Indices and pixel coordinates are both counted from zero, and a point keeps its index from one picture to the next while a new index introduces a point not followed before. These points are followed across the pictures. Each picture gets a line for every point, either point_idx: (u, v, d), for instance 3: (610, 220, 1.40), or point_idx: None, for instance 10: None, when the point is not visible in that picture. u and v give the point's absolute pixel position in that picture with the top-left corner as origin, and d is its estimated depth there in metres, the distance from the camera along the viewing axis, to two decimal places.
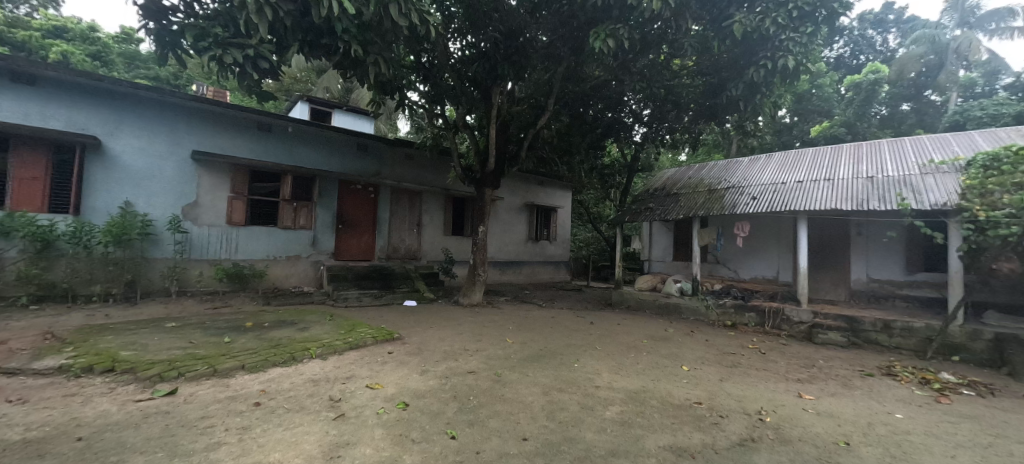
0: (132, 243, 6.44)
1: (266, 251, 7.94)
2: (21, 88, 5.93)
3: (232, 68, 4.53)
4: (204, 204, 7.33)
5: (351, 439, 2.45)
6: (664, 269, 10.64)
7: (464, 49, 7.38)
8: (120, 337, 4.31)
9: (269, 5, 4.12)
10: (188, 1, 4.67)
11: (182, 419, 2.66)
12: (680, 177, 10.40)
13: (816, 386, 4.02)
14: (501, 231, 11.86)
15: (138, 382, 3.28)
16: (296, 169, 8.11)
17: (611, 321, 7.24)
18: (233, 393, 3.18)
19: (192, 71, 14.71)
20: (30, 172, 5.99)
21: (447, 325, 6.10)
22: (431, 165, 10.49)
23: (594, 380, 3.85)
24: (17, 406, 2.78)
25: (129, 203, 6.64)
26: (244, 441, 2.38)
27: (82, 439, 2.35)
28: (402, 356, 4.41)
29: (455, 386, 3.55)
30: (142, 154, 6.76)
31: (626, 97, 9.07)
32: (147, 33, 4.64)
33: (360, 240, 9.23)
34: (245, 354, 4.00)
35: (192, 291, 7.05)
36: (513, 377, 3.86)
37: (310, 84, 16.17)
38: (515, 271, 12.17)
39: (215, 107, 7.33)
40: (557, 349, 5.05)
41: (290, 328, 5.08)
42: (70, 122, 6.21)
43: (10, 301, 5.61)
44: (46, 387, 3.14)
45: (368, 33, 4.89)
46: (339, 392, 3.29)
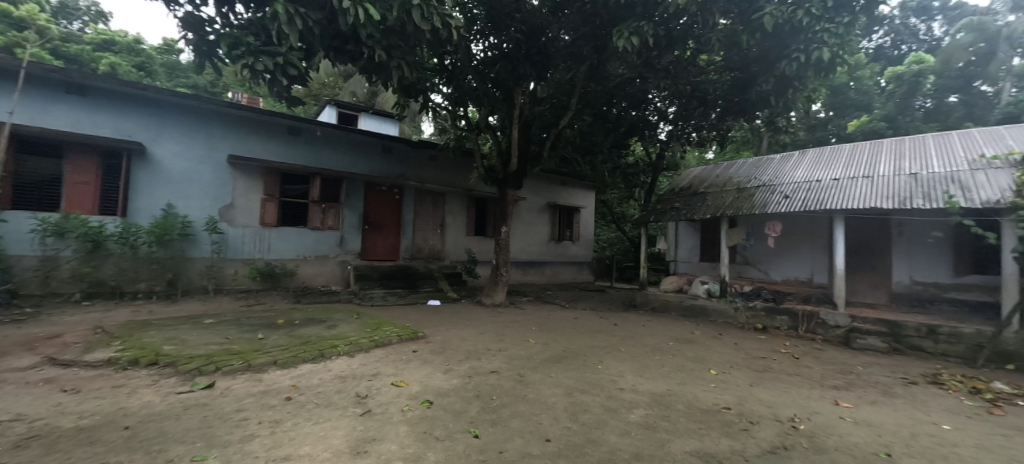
0: (173, 243, 6.78)
1: (296, 251, 8.22)
2: (74, 99, 6.34)
3: (264, 75, 4.72)
4: (239, 206, 7.65)
5: (377, 436, 2.50)
6: (691, 270, 10.38)
7: (486, 51, 7.40)
8: (162, 332, 4.55)
9: (298, 15, 4.30)
10: (224, 12, 4.90)
11: (218, 412, 2.78)
12: (707, 176, 10.13)
13: (854, 394, 3.83)
14: (523, 231, 11.86)
15: (179, 375, 3.45)
16: (325, 172, 8.35)
17: (635, 322, 7.12)
18: (266, 387, 3.30)
19: (229, 79, 15.44)
20: (82, 177, 6.41)
21: (469, 324, 6.15)
22: (454, 166, 10.61)
23: (618, 382, 3.79)
24: (71, 396, 2.98)
25: (171, 205, 7.00)
26: (276, 434, 2.47)
27: (128, 428, 2.49)
28: (426, 355, 4.48)
29: (477, 385, 3.56)
30: (182, 159, 7.12)
31: (652, 95, 8.91)
32: (187, 44, 4.88)
33: (385, 240, 9.42)
34: (277, 351, 4.15)
35: (227, 289, 7.37)
36: (537, 377, 3.85)
37: (338, 89, 16.67)
38: (537, 271, 12.16)
39: (248, 113, 7.64)
40: (581, 350, 5.01)
41: (318, 326, 5.24)
42: (117, 129, 6.60)
43: (65, 297, 6.01)
44: (96, 379, 3.35)
45: (392, 37, 5.00)
46: (365, 389, 3.36)
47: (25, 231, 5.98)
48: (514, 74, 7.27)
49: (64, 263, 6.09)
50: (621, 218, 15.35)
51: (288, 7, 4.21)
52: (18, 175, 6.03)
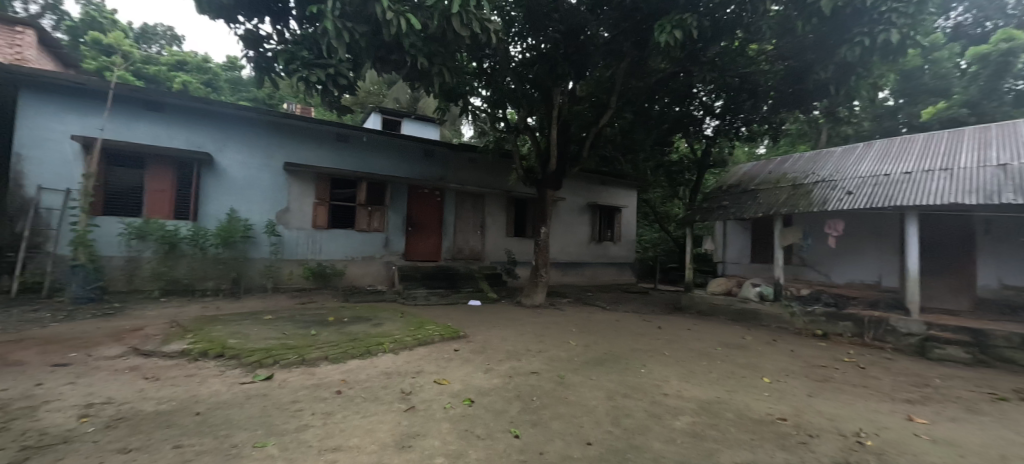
0: (236, 244, 7.34)
1: (345, 252, 8.63)
2: (152, 115, 7.02)
3: (316, 86, 5.01)
4: (293, 209, 8.15)
5: (420, 431, 2.57)
6: (741, 271, 9.86)
7: (525, 52, 7.40)
8: (227, 327, 4.94)
9: (346, 29, 4.53)
10: (279, 29, 5.23)
11: (276, 402, 2.98)
12: (758, 172, 9.57)
13: (930, 409, 3.47)
14: (562, 231, 11.78)
15: (242, 367, 3.73)
16: (371, 176, 8.72)
17: (681, 326, 6.86)
18: (318, 380, 3.49)
19: (284, 91, 16.48)
20: (160, 184, 7.05)
21: (510, 325, 6.19)
22: (493, 168, 10.72)
23: (662, 387, 3.66)
24: (152, 382, 3.31)
25: (234, 210, 7.59)
26: (327, 426, 2.60)
27: (199, 414, 2.72)
28: (467, 354, 4.55)
29: (518, 386, 3.58)
30: (244, 167, 7.71)
31: (696, 89, 8.54)
32: (249, 61, 5.28)
33: (427, 241, 9.67)
34: (328, 346, 4.37)
35: (284, 288, 7.87)
36: (577, 380, 3.80)
37: (382, 96, 17.35)
38: (577, 272, 12.03)
39: (301, 122, 8.12)
40: (623, 353, 4.90)
41: (365, 324, 5.47)
42: (188, 142, 7.25)
43: (146, 294, 6.67)
44: (173, 368, 3.69)
45: (433, 45, 5.14)
46: (410, 385, 3.47)
47: (114, 234, 6.70)
48: (553, 74, 7.22)
49: (145, 263, 6.77)
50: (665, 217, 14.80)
51: (338, 22, 4.43)
52: (108, 185, 6.76)
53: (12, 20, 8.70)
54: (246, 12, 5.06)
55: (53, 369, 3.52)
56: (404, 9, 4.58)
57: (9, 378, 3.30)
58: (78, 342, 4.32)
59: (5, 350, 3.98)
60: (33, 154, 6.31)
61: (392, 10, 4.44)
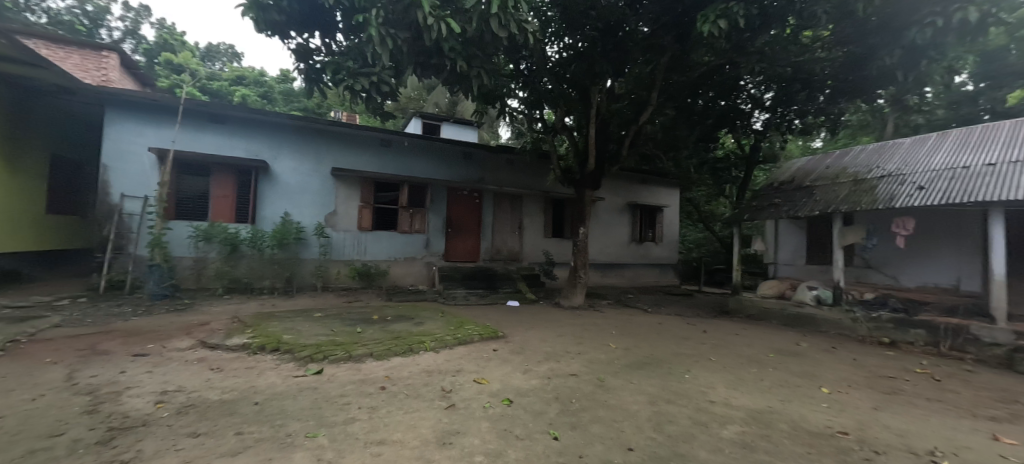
0: (289, 246, 7.82)
1: (388, 253, 8.95)
2: (216, 127, 7.62)
3: (361, 94, 5.24)
4: (340, 212, 8.56)
5: (460, 429, 2.62)
6: (795, 273, 9.28)
7: (562, 52, 7.35)
8: (282, 323, 5.27)
9: (389, 36, 4.70)
10: (327, 42, 5.51)
11: (326, 395, 3.14)
12: (815, 167, 8.95)
13: (1022, 429, 3.09)
14: (601, 232, 11.58)
15: (295, 361, 3.97)
16: (412, 180, 9.00)
17: (728, 330, 6.55)
18: (364, 376, 3.64)
19: (331, 100, 17.34)
20: (223, 191, 7.63)
21: (548, 326, 6.16)
22: (531, 169, 10.73)
23: (709, 394, 3.51)
24: (217, 373, 3.59)
25: (288, 214, 8.09)
26: (373, 420, 2.71)
27: (258, 403, 2.92)
28: (506, 354, 4.57)
29: (557, 387, 3.55)
30: (296, 173, 8.20)
31: (744, 81, 8.11)
32: (300, 73, 5.60)
33: (466, 242, 9.84)
34: (373, 343, 4.56)
35: (332, 287, 8.28)
36: (618, 383, 3.72)
37: (422, 101, 17.86)
38: (617, 273, 11.80)
39: (347, 129, 8.51)
40: (666, 357, 4.74)
41: (407, 322, 5.64)
42: (248, 151, 7.82)
43: (211, 291, 7.22)
44: (234, 360, 3.99)
45: (471, 48, 5.23)
46: (451, 383, 3.54)
47: (184, 237, 7.34)
48: (591, 73, 7.13)
49: (211, 263, 7.36)
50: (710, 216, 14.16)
51: (381, 29, 4.59)
52: (179, 192, 7.41)
53: (99, 46, 9.71)
54: (297, 28, 5.36)
55: (134, 359, 3.91)
56: (444, 14, 4.68)
57: (98, 365, 3.69)
58: (155, 334, 4.77)
59: (95, 340, 4.46)
60: (117, 165, 7.03)
61: (432, 15, 4.55)
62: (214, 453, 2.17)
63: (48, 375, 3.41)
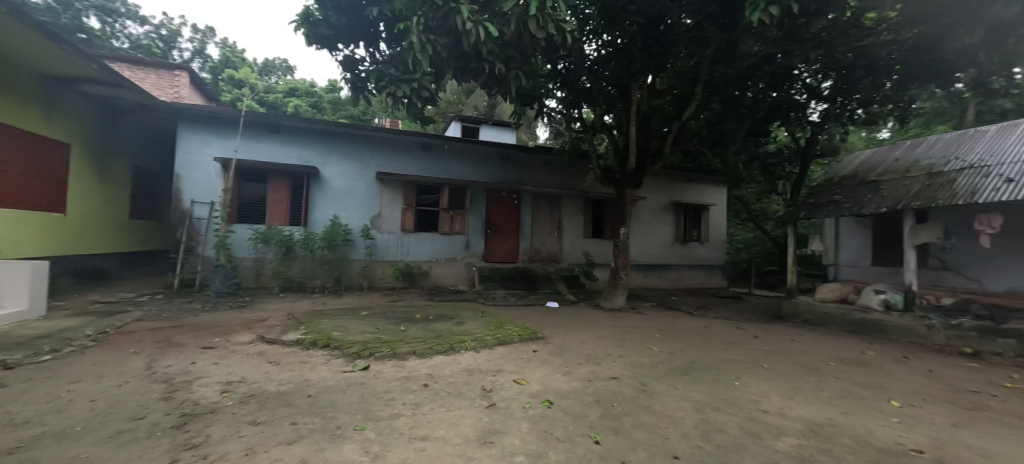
0: (338, 247, 8.22)
1: (430, 254, 9.19)
2: (272, 136, 8.16)
3: (402, 100, 5.44)
4: (385, 215, 8.90)
5: (501, 429, 2.64)
6: (859, 276, 8.59)
7: (600, 49, 7.22)
8: (332, 321, 5.54)
9: (429, 42, 4.82)
10: (372, 52, 5.75)
11: (372, 390, 3.27)
12: (882, 160, 8.23)
13: None
14: (643, 232, 11.29)
15: (345, 357, 4.17)
16: (452, 182, 9.19)
17: (782, 335, 6.16)
18: (407, 373, 3.76)
19: (375, 107, 18.05)
20: (279, 196, 8.15)
21: (588, 328, 6.09)
22: (569, 169, 10.64)
23: (761, 403, 3.32)
24: (275, 366, 3.85)
25: (337, 217, 8.52)
26: (416, 416, 2.79)
27: (311, 396, 3.09)
28: (546, 355, 4.56)
29: (598, 390, 3.49)
30: (344, 178, 8.62)
31: (797, 70, 7.60)
32: (347, 83, 5.88)
33: (505, 243, 9.91)
34: (416, 342, 4.70)
35: (377, 286, 8.62)
36: (661, 388, 3.60)
37: (461, 105, 18.20)
38: (659, 274, 11.44)
39: (390, 135, 8.83)
40: (713, 362, 4.54)
41: (448, 322, 5.77)
42: (300, 158, 8.31)
43: (269, 289, 7.73)
44: (290, 355, 4.25)
45: (509, 50, 5.26)
46: (491, 383, 3.58)
47: (245, 239, 7.91)
48: (631, 70, 6.96)
49: (268, 263, 7.89)
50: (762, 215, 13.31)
51: (421, 37, 4.72)
52: (241, 197, 7.99)
53: (172, 66, 10.65)
54: (344, 40, 5.62)
55: (203, 351, 4.27)
56: (482, 18, 4.73)
57: (173, 356, 4.07)
58: (220, 329, 5.18)
59: (170, 333, 4.90)
60: (187, 173, 7.70)
61: (471, 20, 4.62)
62: (273, 441, 2.32)
63: (132, 363, 3.80)
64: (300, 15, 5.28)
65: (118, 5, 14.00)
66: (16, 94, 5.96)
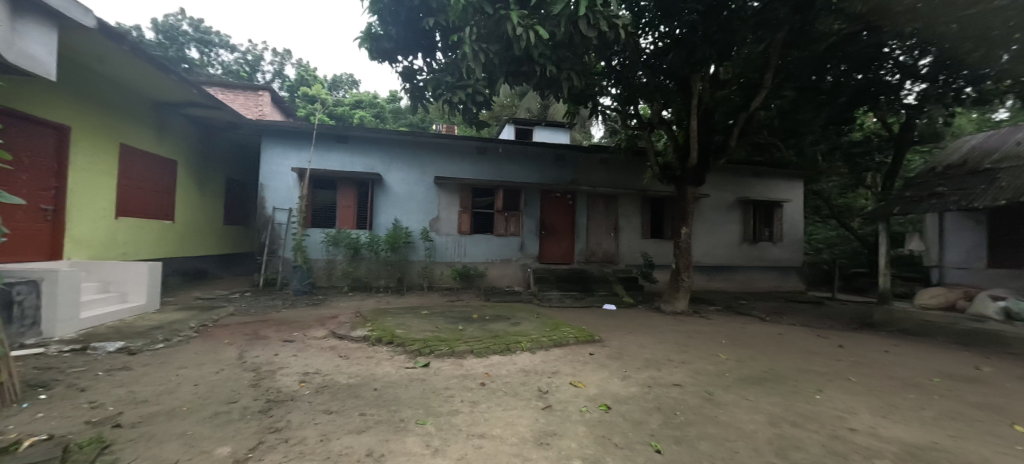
0: (400, 249, 8.67)
1: (486, 255, 9.37)
2: (341, 146, 8.80)
3: (458, 106, 5.65)
4: (443, 218, 9.23)
5: (557, 430, 2.62)
6: (970, 280, 7.48)
7: (657, 42, 6.93)
8: (395, 319, 5.85)
9: (481, 51, 4.94)
10: (428, 61, 5.98)
11: (433, 387, 3.40)
12: (1000, 145, 7.10)
13: None
14: (706, 231, 10.66)
15: (407, 353, 4.38)
16: (507, 184, 9.31)
17: (872, 346, 5.51)
18: (465, 372, 3.86)
19: (433, 114, 18.82)
20: (347, 201, 8.75)
21: (647, 332, 5.86)
22: (626, 168, 10.33)
23: (847, 420, 2.98)
24: (345, 360, 4.14)
25: (399, 220, 8.97)
26: (474, 413, 2.86)
27: (376, 389, 3.29)
28: (603, 359, 4.46)
29: (658, 397, 3.35)
30: (405, 183, 9.07)
31: (888, 48, 6.75)
32: (406, 93, 6.17)
33: (560, 244, 9.86)
34: (474, 341, 4.81)
35: (436, 286, 8.95)
36: (730, 398, 3.38)
37: (515, 108, 18.44)
38: (725, 277, 10.73)
39: (446, 140, 9.14)
40: (789, 372, 4.17)
41: (505, 322, 5.85)
42: (365, 165, 8.88)
43: (339, 289, 8.33)
44: (359, 350, 4.55)
45: (561, 51, 5.23)
46: (547, 385, 3.57)
47: (319, 242, 8.57)
48: (691, 61, 6.60)
49: (339, 264, 8.51)
50: (851, 212, 11.89)
51: (474, 46, 4.86)
52: (315, 203, 8.69)
53: (256, 87, 11.84)
54: (403, 51, 5.91)
55: (284, 343, 4.70)
56: (533, 22, 4.73)
57: (260, 347, 4.52)
58: (298, 324, 5.68)
59: (257, 327, 5.46)
60: (270, 183, 8.51)
61: (522, 25, 4.66)
62: (344, 429, 2.50)
63: (227, 353, 4.28)
64: (364, 31, 5.66)
65: (214, 37, 15.93)
66: (134, 120, 6.95)
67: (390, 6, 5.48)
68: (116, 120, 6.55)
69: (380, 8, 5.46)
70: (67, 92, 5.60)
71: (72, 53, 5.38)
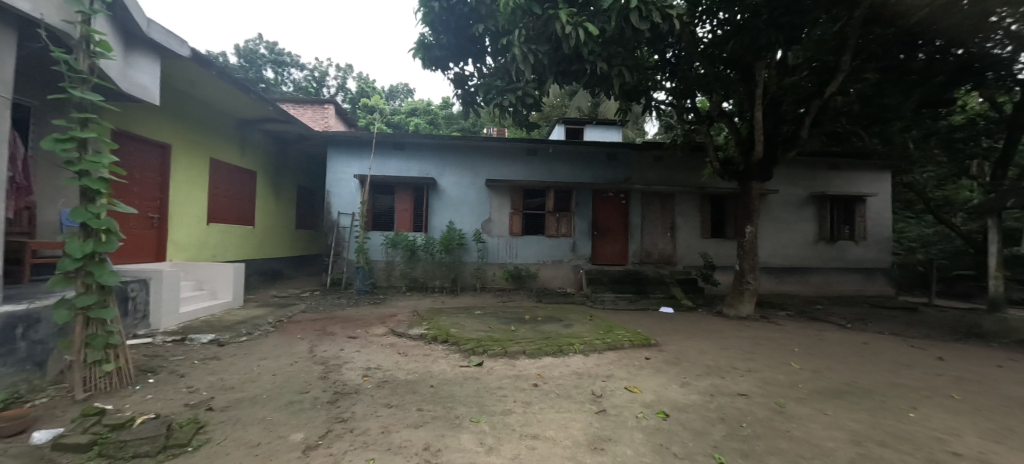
0: (454, 250, 8.93)
1: (537, 256, 9.39)
2: (398, 153, 9.24)
3: (509, 109, 5.73)
4: (495, 219, 9.38)
5: (612, 436, 2.56)
6: None
7: (715, 30, 6.55)
8: (450, 318, 6.03)
9: (530, 52, 4.96)
10: (479, 66, 6.11)
11: (486, 386, 3.47)
12: None
13: None
14: (775, 230, 9.89)
15: (461, 352, 4.50)
16: (557, 185, 9.27)
17: (981, 360, 4.79)
18: (518, 372, 3.90)
19: (484, 118, 19.17)
20: (404, 205, 9.17)
21: (708, 336, 5.56)
22: (682, 164, 9.85)
23: (950, 443, 2.62)
24: (404, 357, 4.33)
25: (452, 223, 9.25)
26: (527, 414, 2.87)
27: (433, 386, 3.41)
28: (660, 364, 4.28)
29: (722, 407, 3.16)
30: (457, 186, 9.33)
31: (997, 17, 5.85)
32: (458, 99, 6.35)
33: (613, 245, 9.63)
34: (526, 342, 4.82)
35: (489, 287, 9.11)
36: (804, 411, 3.11)
37: (565, 107, 18.31)
38: (796, 279, 9.88)
39: (497, 143, 9.28)
40: (875, 386, 3.75)
41: (557, 324, 5.81)
42: (420, 170, 9.26)
43: (398, 289, 8.74)
44: (417, 347, 4.75)
45: (612, 47, 5.10)
46: (601, 388, 3.50)
47: (379, 244, 9.05)
48: (754, 47, 6.16)
49: (397, 265, 8.94)
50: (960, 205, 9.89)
51: (524, 47, 4.90)
52: (375, 208, 9.19)
53: (322, 101, 12.77)
54: (454, 59, 6.09)
55: (349, 339, 5.02)
56: (582, 19, 4.69)
57: (328, 343, 4.87)
58: (361, 322, 6.03)
59: (324, 324, 5.87)
60: (335, 190, 9.12)
61: (571, 23, 4.62)
62: (404, 423, 2.62)
63: (299, 347, 4.65)
64: (417, 42, 5.90)
65: (286, 57, 17.43)
66: (221, 136, 7.78)
67: (441, 16, 5.69)
68: (207, 136, 7.37)
69: (432, 19, 5.68)
70: (167, 114, 6.38)
71: (172, 80, 6.13)
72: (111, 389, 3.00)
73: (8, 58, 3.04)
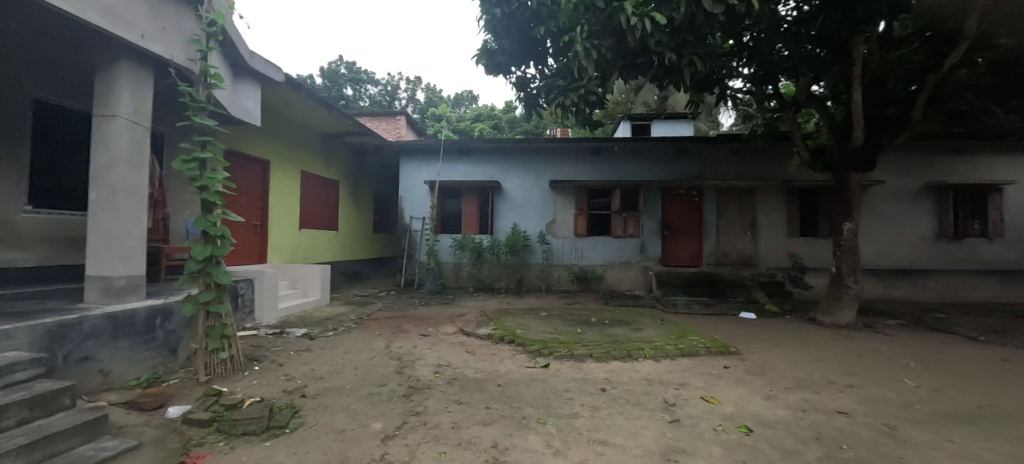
0: (519, 252, 9.04)
1: (603, 258, 9.16)
2: (465, 158, 9.57)
3: (571, 109, 5.69)
4: (559, 220, 9.35)
5: (687, 448, 2.42)
6: None
7: (801, 6, 5.92)
8: (516, 319, 6.13)
9: (593, 47, 4.86)
10: (540, 69, 6.14)
11: (553, 388, 3.45)
12: None
13: None
14: (879, 226, 8.68)
15: (528, 353, 4.54)
16: (623, 184, 8.97)
17: None
18: (585, 375, 3.84)
19: (546, 120, 19.16)
20: (470, 208, 9.48)
21: (798, 346, 5.02)
22: (765, 157, 9.02)
23: None
24: (473, 356, 4.47)
25: (517, 224, 9.38)
26: (595, 419, 2.81)
27: (501, 385, 3.48)
28: (741, 374, 3.96)
29: (817, 425, 2.84)
30: (522, 188, 9.44)
31: None
32: (521, 102, 6.42)
33: (685, 246, 9.10)
34: (593, 345, 4.74)
35: (554, 289, 9.08)
36: (922, 437, 2.68)
37: (630, 104, 17.70)
38: (908, 282, 8.59)
39: (560, 144, 9.23)
40: (1020, 413, 3.12)
41: (625, 327, 5.62)
42: (486, 174, 9.51)
43: (466, 289, 9.05)
44: (485, 346, 4.88)
45: (681, 35, 4.82)
46: (674, 397, 3.32)
47: (447, 246, 9.43)
48: (849, 20, 5.46)
49: (464, 267, 9.27)
50: None
51: (586, 43, 4.82)
52: (443, 212, 9.63)
53: (394, 113, 13.66)
54: (517, 62, 6.16)
55: (422, 337, 5.31)
56: (648, 9, 4.49)
57: (403, 340, 5.19)
58: (432, 321, 6.34)
59: (400, 322, 6.26)
60: (407, 196, 9.69)
61: (636, 14, 4.45)
62: (473, 419, 2.71)
63: (377, 343, 5.01)
64: (481, 49, 6.08)
65: (363, 75, 18.95)
66: (310, 150, 8.64)
67: (504, 21, 5.79)
68: (298, 151, 8.24)
69: (494, 25, 5.81)
70: (267, 133, 7.24)
71: (271, 104, 6.94)
72: (226, 373, 3.47)
73: (149, 94, 3.66)
